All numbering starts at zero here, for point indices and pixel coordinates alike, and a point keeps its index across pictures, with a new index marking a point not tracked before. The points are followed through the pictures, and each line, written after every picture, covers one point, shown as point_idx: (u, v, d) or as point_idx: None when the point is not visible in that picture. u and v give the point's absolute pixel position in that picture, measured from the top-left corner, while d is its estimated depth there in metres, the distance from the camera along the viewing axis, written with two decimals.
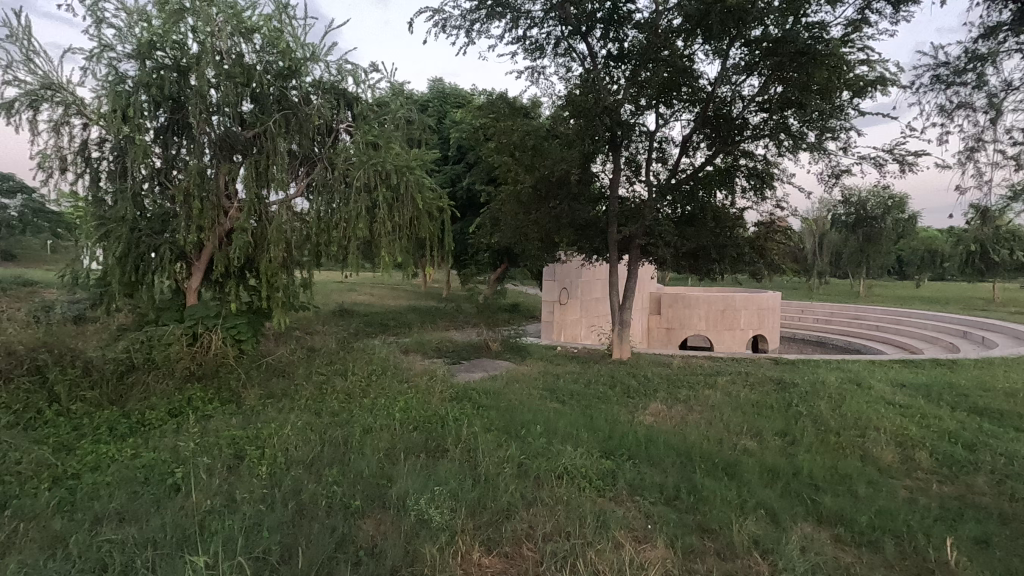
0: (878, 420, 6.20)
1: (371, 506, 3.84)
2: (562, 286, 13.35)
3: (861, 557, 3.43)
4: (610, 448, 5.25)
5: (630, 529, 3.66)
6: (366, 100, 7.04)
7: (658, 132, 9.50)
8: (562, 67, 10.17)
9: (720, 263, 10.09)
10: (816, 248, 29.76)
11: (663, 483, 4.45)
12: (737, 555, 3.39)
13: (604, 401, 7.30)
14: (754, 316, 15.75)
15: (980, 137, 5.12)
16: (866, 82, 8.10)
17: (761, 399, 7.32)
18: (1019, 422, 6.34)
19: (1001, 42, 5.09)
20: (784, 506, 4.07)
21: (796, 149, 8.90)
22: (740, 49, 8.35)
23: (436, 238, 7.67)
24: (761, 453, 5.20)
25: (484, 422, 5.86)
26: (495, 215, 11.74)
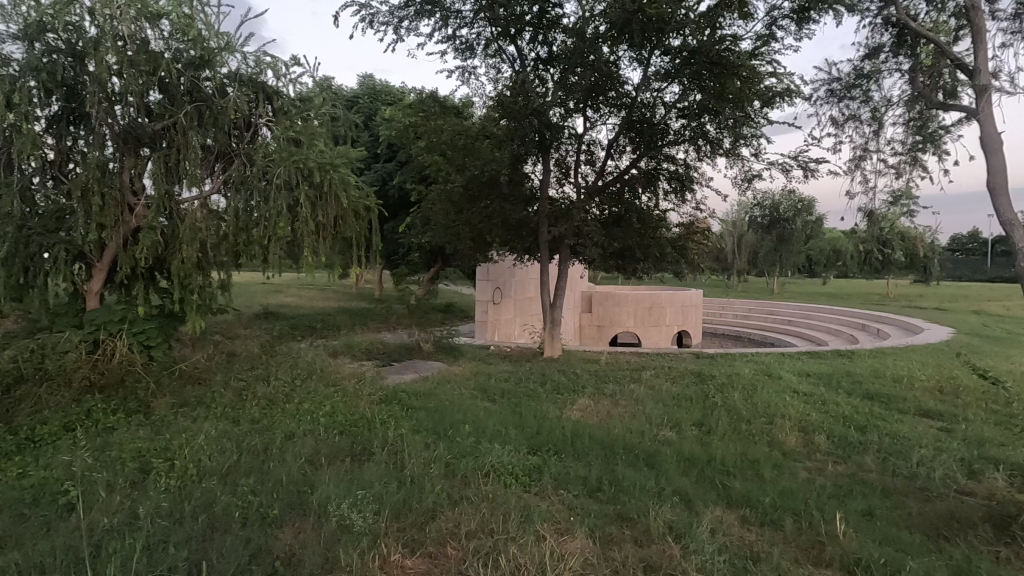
0: (784, 408, 6.69)
1: (291, 514, 3.71)
2: (496, 286, 13.45)
3: (763, 535, 3.69)
4: (538, 445, 5.34)
5: (553, 521, 3.76)
6: (287, 95, 6.77)
7: (586, 135, 9.75)
8: (493, 68, 10.24)
9: (644, 262, 10.48)
10: (735, 248, 31.58)
11: (586, 476, 4.59)
12: (653, 541, 3.56)
13: (534, 398, 7.44)
14: (679, 313, 16.57)
15: (867, 147, 5.63)
16: (774, 93, 8.69)
17: (681, 391, 7.70)
18: (903, 405, 7.04)
19: (882, 62, 5.65)
20: (697, 492, 4.31)
21: (713, 155, 9.41)
22: (661, 57, 8.75)
23: (364, 238, 7.48)
24: (678, 443, 5.48)
25: (413, 424, 5.81)
26: (426, 215, 11.63)
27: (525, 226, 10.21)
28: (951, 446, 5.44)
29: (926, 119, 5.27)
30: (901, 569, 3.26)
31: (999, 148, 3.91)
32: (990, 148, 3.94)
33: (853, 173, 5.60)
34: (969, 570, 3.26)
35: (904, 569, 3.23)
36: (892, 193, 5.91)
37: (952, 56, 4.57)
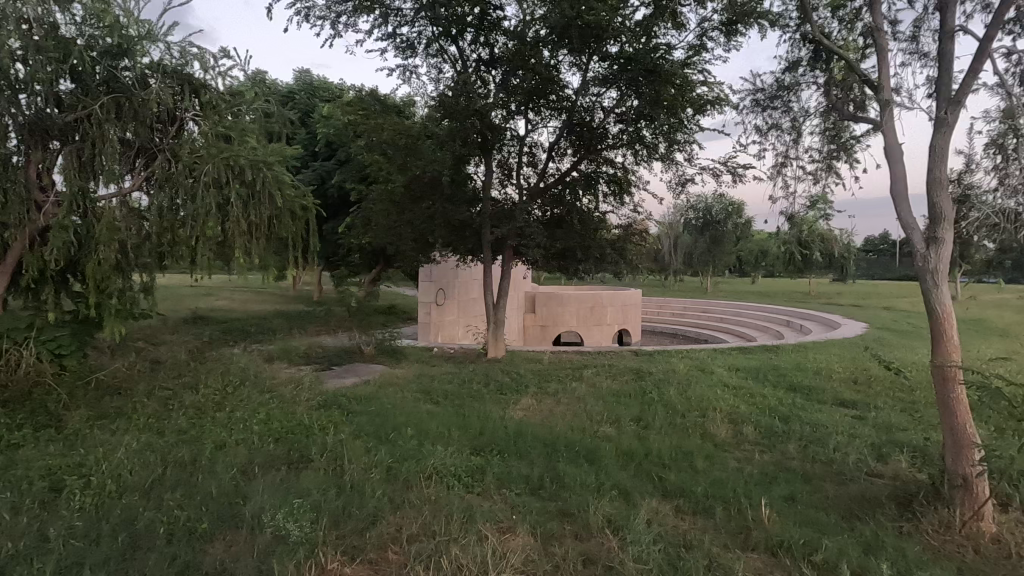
0: (716, 401, 7.01)
1: (221, 528, 3.55)
2: (439, 287, 13.34)
3: (695, 523, 3.87)
4: (481, 445, 5.35)
5: (495, 520, 3.78)
6: (216, 88, 6.44)
7: (527, 137, 9.85)
8: (434, 68, 10.17)
9: (585, 262, 10.68)
10: (672, 249, 32.81)
11: (529, 474, 4.65)
12: (592, 534, 3.65)
13: (477, 399, 7.44)
14: (619, 311, 17.03)
15: (788, 154, 5.99)
16: (705, 101, 9.09)
17: (621, 388, 7.93)
18: (822, 395, 7.55)
19: (800, 75, 6.04)
20: (635, 485, 4.45)
21: (650, 159, 9.72)
22: (599, 63, 8.97)
23: (300, 238, 7.22)
24: (618, 438, 5.64)
25: (353, 428, 5.67)
26: (366, 215, 11.40)
27: (468, 226, 10.19)
28: (863, 432, 5.88)
29: (839, 130, 5.67)
30: (818, 547, 3.50)
31: (900, 158, 4.26)
32: (891, 158, 4.30)
33: (775, 179, 5.96)
34: (877, 546, 3.54)
35: (821, 548, 3.47)
36: (811, 198, 6.32)
37: (860, 73, 4.95)
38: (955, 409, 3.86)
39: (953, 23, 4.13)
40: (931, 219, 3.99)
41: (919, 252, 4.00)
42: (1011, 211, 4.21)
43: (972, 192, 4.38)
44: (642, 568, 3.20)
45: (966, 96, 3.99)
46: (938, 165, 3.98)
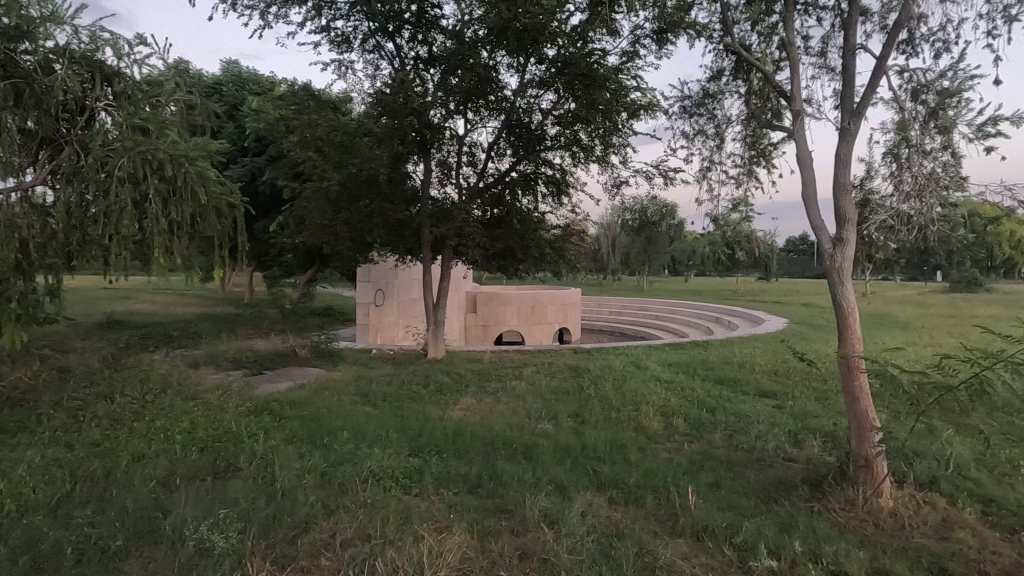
0: (649, 395, 7.29)
1: (137, 544, 3.35)
2: (378, 287, 13.09)
3: (626, 513, 4.01)
4: (419, 446, 5.31)
5: (432, 521, 3.78)
6: (131, 77, 6.05)
7: (467, 137, 9.84)
8: (371, 64, 9.97)
9: (525, 262, 10.79)
10: (610, 249, 33.72)
11: (467, 473, 4.66)
12: (529, 529, 3.71)
13: (417, 400, 7.38)
14: (560, 310, 17.32)
15: (712, 160, 6.31)
16: (639, 106, 9.38)
17: (559, 385, 8.09)
18: (747, 387, 8.01)
19: (723, 84, 6.39)
20: (571, 479, 4.57)
21: (586, 161, 9.93)
22: (536, 66, 9.09)
23: (227, 237, 6.89)
24: (555, 434, 5.76)
25: (285, 434, 5.49)
26: (300, 214, 11.03)
27: (406, 226, 10.06)
28: (782, 420, 6.29)
29: (758, 138, 6.02)
30: (738, 529, 3.72)
31: (811, 165, 4.59)
32: (803, 164, 4.62)
33: (701, 182, 6.26)
34: (791, 525, 3.80)
35: (740, 530, 3.69)
36: (734, 201, 6.68)
37: (775, 84, 5.28)
38: (859, 396, 4.19)
39: (854, 41, 4.48)
40: (838, 220, 4.32)
41: (828, 251, 4.33)
42: (905, 214, 4.62)
43: (872, 196, 4.77)
44: (575, 559, 3.29)
45: (866, 109, 4.35)
46: (843, 171, 4.31)
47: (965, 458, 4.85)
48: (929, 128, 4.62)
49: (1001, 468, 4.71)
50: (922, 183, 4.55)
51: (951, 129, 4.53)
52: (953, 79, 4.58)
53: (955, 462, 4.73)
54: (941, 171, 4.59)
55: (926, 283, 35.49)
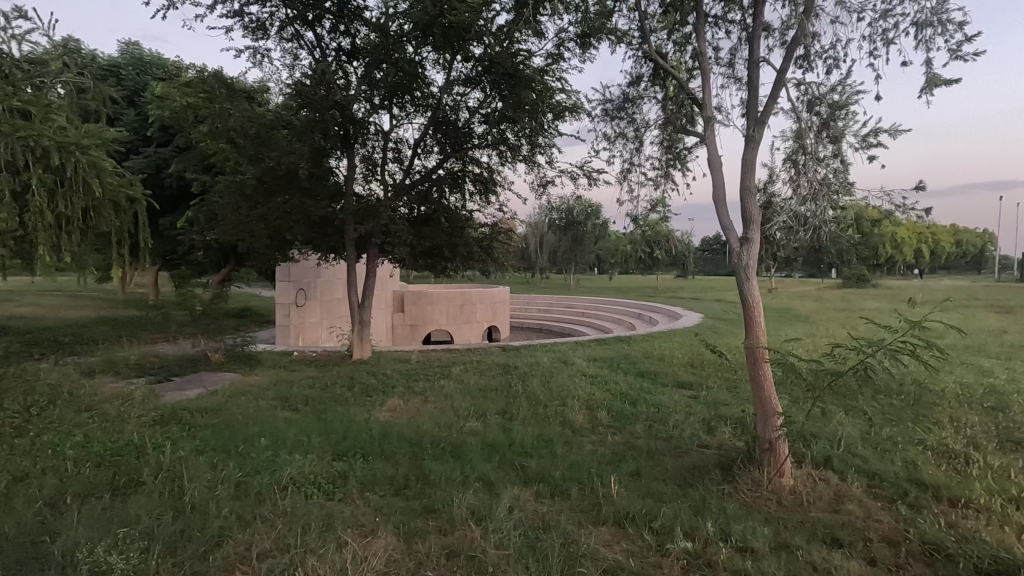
0: (575, 390, 7.48)
1: (19, 573, 3.02)
2: (299, 287, 12.54)
3: (553, 505, 4.10)
4: (343, 450, 5.15)
5: (357, 525, 3.68)
6: (8, 54, 5.45)
7: (392, 133, 9.65)
8: (289, 53, 9.53)
9: (452, 261, 10.72)
10: (538, 248, 34.26)
11: (393, 475, 4.58)
12: (456, 527, 3.70)
13: (341, 403, 7.15)
14: (488, 308, 17.37)
15: (632, 162, 6.56)
16: (564, 107, 9.57)
17: (487, 383, 8.12)
18: (666, 379, 8.41)
19: (641, 89, 6.65)
20: (498, 476, 4.60)
21: (513, 160, 10.01)
22: (463, 63, 9.06)
23: (126, 233, 6.34)
24: (483, 432, 5.78)
25: (196, 444, 5.14)
26: (211, 209, 10.36)
27: (329, 222, 9.71)
28: (697, 409, 6.66)
29: (673, 142, 6.32)
30: (657, 515, 3.90)
31: (721, 168, 4.88)
32: (712, 167, 4.92)
33: (622, 183, 6.49)
34: (704, 507, 4.04)
35: (659, 515, 3.87)
36: (653, 202, 6.97)
37: (688, 91, 5.57)
38: (763, 383, 4.52)
39: (758, 54, 4.81)
40: (744, 221, 4.63)
41: (735, 250, 4.63)
42: (802, 216, 5.02)
43: (773, 199, 5.15)
44: (503, 554, 3.32)
45: (768, 118, 4.68)
46: (748, 175, 4.62)
47: (853, 437, 5.36)
48: (822, 137, 5.04)
49: (883, 444, 5.24)
50: (816, 188, 4.97)
51: (841, 138, 4.97)
52: (842, 93, 5.02)
53: (845, 442, 5.21)
54: (833, 177, 5.03)
55: (822, 279, 38.89)
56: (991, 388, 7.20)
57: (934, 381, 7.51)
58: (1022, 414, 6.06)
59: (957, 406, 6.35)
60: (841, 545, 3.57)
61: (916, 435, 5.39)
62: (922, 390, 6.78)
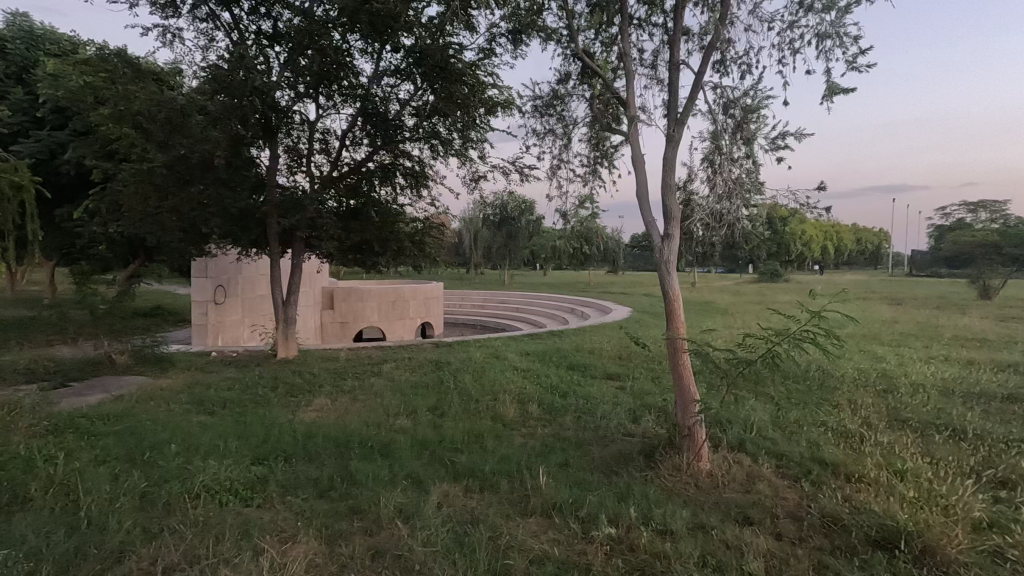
0: (506, 384, 7.54)
1: None
2: (218, 283, 11.83)
3: (482, 499, 4.10)
4: (263, 454, 4.90)
5: (275, 532, 3.51)
6: None
7: (318, 123, 9.29)
8: (203, 34, 8.93)
9: (383, 256, 10.47)
10: (472, 243, 34.18)
11: (318, 477, 4.41)
12: (382, 527, 3.62)
13: (263, 404, 6.82)
14: (422, 305, 17.10)
15: (561, 158, 6.65)
16: (496, 102, 9.54)
17: (418, 380, 8.02)
18: (595, 371, 8.63)
19: (569, 87, 6.76)
20: (428, 472, 4.56)
21: (445, 154, 9.88)
22: (392, 53, 8.84)
23: (11, 224, 5.72)
24: (413, 429, 5.70)
25: (96, 454, 4.74)
26: (114, 199, 9.54)
27: (249, 215, 9.22)
28: (624, 399, 6.88)
29: (600, 139, 6.46)
30: (583, 503, 4.00)
31: (644, 166, 5.05)
32: (636, 165, 5.07)
33: (551, 179, 6.57)
34: (628, 494, 4.18)
35: (584, 504, 3.97)
36: (582, 198, 7.10)
37: (613, 90, 5.71)
38: (682, 373, 4.72)
39: (678, 57, 5.00)
40: (665, 218, 4.81)
41: (657, 245, 4.81)
42: (718, 213, 5.29)
43: (692, 196, 5.39)
44: (429, 550, 3.28)
45: (687, 119, 4.88)
46: (669, 173, 4.80)
47: (764, 421, 5.72)
48: (736, 139, 5.31)
49: (790, 427, 5.63)
50: (731, 187, 5.24)
51: (753, 140, 5.26)
52: (754, 97, 5.30)
53: (756, 426, 5.57)
54: (746, 176, 5.32)
55: (740, 275, 41.33)
56: (882, 373, 7.92)
57: (836, 367, 8.16)
58: (907, 395, 6.71)
59: (854, 389, 6.94)
60: (751, 522, 3.81)
61: (819, 417, 5.83)
62: (825, 377, 7.34)
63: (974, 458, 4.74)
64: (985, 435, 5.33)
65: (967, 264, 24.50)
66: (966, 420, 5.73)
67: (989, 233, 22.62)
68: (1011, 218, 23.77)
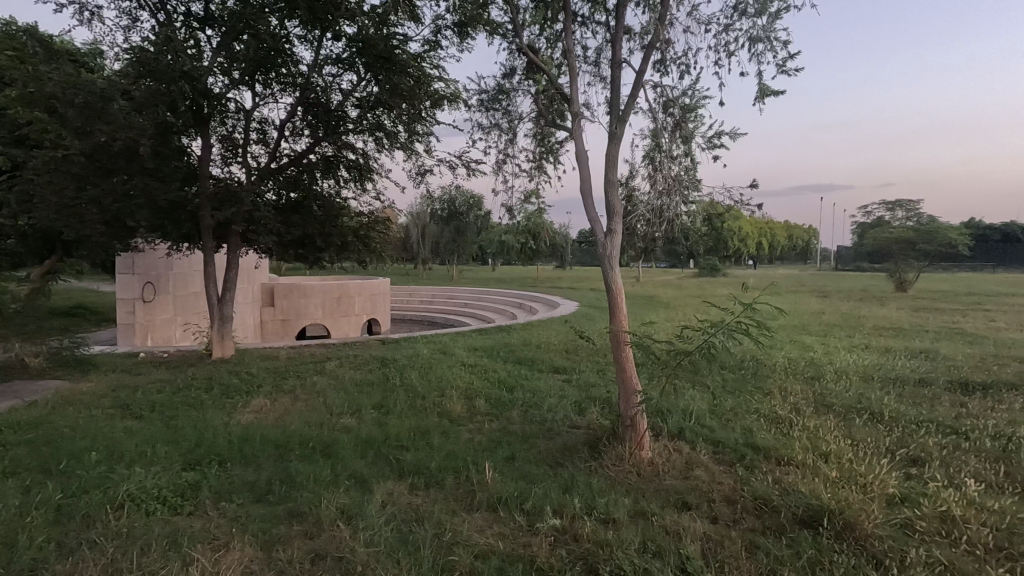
0: (453, 380, 7.50)
1: None
2: (147, 280, 11.15)
3: (427, 496, 4.07)
4: (195, 459, 4.66)
5: (207, 540, 3.35)
6: None
7: (254, 111, 8.89)
8: (126, 13, 8.35)
9: (325, 251, 10.16)
10: (419, 238, 33.71)
11: (254, 480, 4.24)
12: (323, 529, 3.52)
13: (196, 407, 6.49)
14: (368, 301, 16.74)
15: (506, 153, 6.65)
16: (442, 95, 9.41)
17: (363, 377, 7.85)
18: (542, 365, 8.72)
19: (515, 82, 6.76)
20: (372, 471, 4.47)
21: (390, 147, 9.67)
22: (334, 41, 8.55)
23: None
24: (357, 428, 5.57)
25: (4, 465, 4.36)
26: (26, 188, 8.80)
27: (180, 208, 8.72)
28: (570, 392, 6.98)
29: (545, 135, 6.50)
30: (528, 496, 4.03)
31: (588, 162, 5.12)
32: (580, 161, 5.13)
33: (497, 173, 6.56)
34: (572, 485, 4.25)
35: (530, 497, 4.00)
36: (528, 193, 7.13)
37: (557, 86, 5.75)
38: (625, 365, 4.84)
39: (620, 55, 5.09)
40: (608, 213, 4.90)
41: (601, 240, 4.89)
42: (659, 209, 5.44)
43: (634, 192, 5.52)
44: (372, 551, 3.22)
45: (629, 116, 4.98)
46: (612, 169, 4.89)
47: (702, 410, 5.95)
48: (675, 137, 5.47)
49: (726, 414, 5.89)
50: (671, 184, 5.39)
51: (691, 139, 5.43)
52: (692, 97, 5.46)
53: (695, 415, 5.78)
54: (684, 174, 5.49)
55: (682, 270, 42.77)
56: (810, 361, 8.40)
57: (768, 357, 8.59)
58: (832, 381, 7.15)
59: (785, 377, 7.32)
60: (690, 507, 3.96)
61: (753, 405, 6.12)
62: (758, 366, 7.71)
63: (889, 439, 5.11)
64: (899, 417, 5.76)
65: (886, 258, 26.32)
66: (883, 403, 6.17)
67: (905, 230, 24.35)
68: (923, 215, 25.69)
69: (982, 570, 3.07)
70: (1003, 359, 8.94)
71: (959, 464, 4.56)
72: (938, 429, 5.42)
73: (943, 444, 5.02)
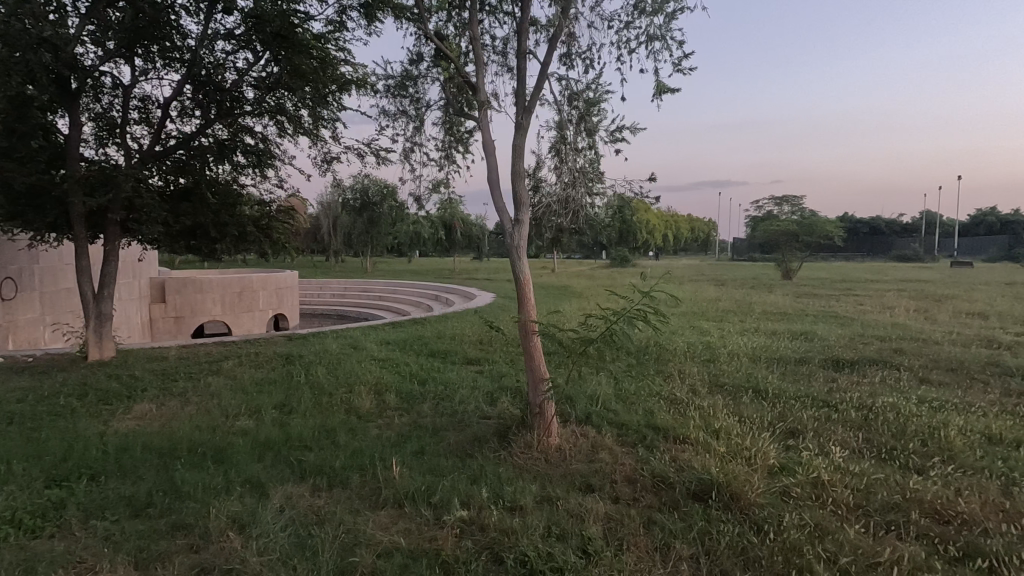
0: (362, 375, 7.26)
1: None
2: (5, 275, 9.80)
3: (330, 497, 3.90)
4: (61, 474, 4.15)
5: (70, 565, 3.00)
6: None
7: (133, 87, 8.04)
8: None
9: (221, 242, 9.43)
10: (330, 230, 32.37)
11: (132, 494, 3.84)
12: (211, 541, 3.26)
13: (66, 416, 5.79)
14: (273, 296, 15.80)
15: (414, 141, 6.48)
16: (347, 79, 8.99)
17: (264, 376, 7.40)
18: (455, 356, 8.67)
19: (423, 69, 6.59)
20: (270, 475, 4.21)
21: (291, 132, 9.12)
22: (226, 15, 7.91)
23: None
24: (256, 430, 5.23)
25: None
26: None
27: (43, 193, 7.72)
28: (482, 383, 6.99)
29: (453, 124, 6.40)
30: (435, 490, 3.97)
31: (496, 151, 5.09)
32: (488, 151, 5.09)
33: (405, 161, 6.39)
34: (481, 475, 4.25)
35: (437, 491, 3.94)
36: (439, 184, 7.01)
37: (464, 74, 5.67)
38: (533, 353, 4.88)
39: (526, 46, 5.10)
40: (515, 204, 4.91)
41: (508, 231, 4.89)
42: (565, 200, 5.54)
43: (541, 183, 5.57)
44: (265, 560, 3.03)
45: (535, 107, 5.02)
46: (518, 159, 4.90)
47: (608, 395, 6.17)
48: (580, 130, 5.57)
49: (630, 398, 6.15)
50: (576, 175, 5.50)
51: (594, 132, 5.55)
52: (595, 92, 5.57)
53: (601, 400, 5.98)
54: (589, 166, 5.61)
55: (594, 261, 44.33)
56: (706, 345, 8.99)
57: (669, 342, 9.10)
58: (724, 363, 7.70)
59: (683, 361, 7.77)
60: (593, 489, 4.09)
61: (654, 388, 6.45)
62: (660, 352, 8.14)
63: (772, 414, 5.57)
64: (780, 393, 6.31)
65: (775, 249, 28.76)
66: (767, 382, 6.73)
67: (790, 223, 26.73)
68: (805, 210, 28.35)
69: (843, 527, 3.42)
70: (867, 337, 10.08)
71: (828, 433, 5.07)
72: (812, 403, 6.00)
73: (817, 416, 5.55)
